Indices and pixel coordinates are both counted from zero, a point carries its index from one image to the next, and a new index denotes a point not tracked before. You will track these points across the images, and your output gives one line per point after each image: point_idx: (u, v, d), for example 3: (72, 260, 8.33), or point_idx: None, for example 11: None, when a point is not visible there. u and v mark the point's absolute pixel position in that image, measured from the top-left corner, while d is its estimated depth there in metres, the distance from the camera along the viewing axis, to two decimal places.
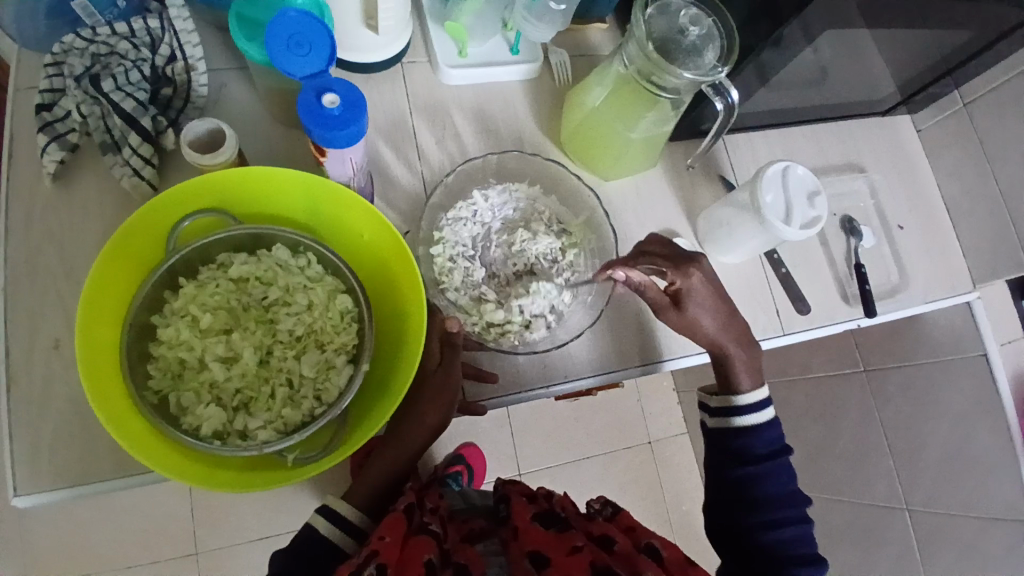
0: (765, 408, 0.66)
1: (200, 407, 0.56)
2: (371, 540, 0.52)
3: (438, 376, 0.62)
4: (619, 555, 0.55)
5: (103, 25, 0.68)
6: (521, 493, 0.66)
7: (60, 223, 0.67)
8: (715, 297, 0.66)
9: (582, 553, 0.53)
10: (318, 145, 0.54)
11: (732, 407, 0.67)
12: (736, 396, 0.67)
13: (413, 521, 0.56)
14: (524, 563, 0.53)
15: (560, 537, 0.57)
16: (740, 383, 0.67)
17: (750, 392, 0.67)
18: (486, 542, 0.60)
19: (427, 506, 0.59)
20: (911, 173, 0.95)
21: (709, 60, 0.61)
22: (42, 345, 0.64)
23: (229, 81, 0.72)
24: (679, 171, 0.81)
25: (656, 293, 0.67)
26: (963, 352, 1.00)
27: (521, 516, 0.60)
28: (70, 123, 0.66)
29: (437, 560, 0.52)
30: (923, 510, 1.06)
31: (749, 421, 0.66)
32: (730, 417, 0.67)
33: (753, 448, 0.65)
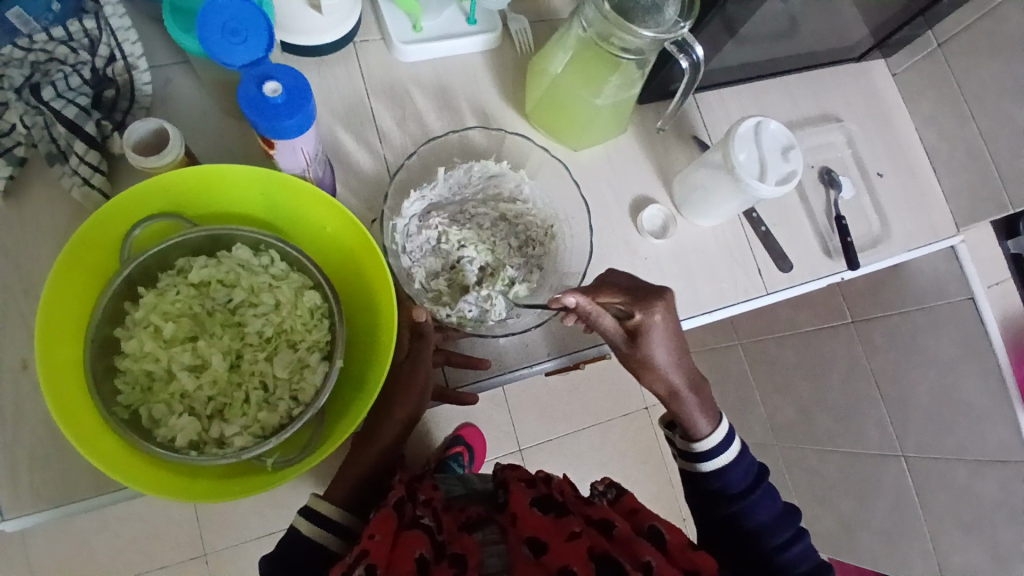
0: (732, 445, 0.63)
1: (173, 418, 0.55)
2: (362, 540, 0.51)
3: (414, 365, 0.61)
4: (619, 542, 0.55)
5: (39, 32, 0.64)
6: (518, 478, 0.65)
7: (10, 238, 0.64)
8: (673, 335, 0.61)
9: (580, 539, 0.53)
10: (265, 137, 0.51)
11: (694, 452, 0.63)
12: (697, 440, 0.63)
13: (405, 516, 0.56)
14: (522, 550, 0.53)
15: (559, 523, 0.56)
16: (698, 428, 0.63)
17: (714, 432, 0.63)
18: (484, 530, 0.60)
19: (417, 500, 0.59)
20: (887, 118, 0.94)
21: (671, 16, 0.58)
22: (8, 368, 0.62)
23: (174, 76, 0.69)
24: (650, 136, 0.78)
25: (614, 326, 0.60)
26: (949, 297, 0.99)
27: (518, 502, 0.59)
28: (16, 137, 0.63)
29: (430, 554, 0.51)
30: (918, 455, 1.07)
31: (714, 465, 0.62)
32: (694, 461, 0.63)
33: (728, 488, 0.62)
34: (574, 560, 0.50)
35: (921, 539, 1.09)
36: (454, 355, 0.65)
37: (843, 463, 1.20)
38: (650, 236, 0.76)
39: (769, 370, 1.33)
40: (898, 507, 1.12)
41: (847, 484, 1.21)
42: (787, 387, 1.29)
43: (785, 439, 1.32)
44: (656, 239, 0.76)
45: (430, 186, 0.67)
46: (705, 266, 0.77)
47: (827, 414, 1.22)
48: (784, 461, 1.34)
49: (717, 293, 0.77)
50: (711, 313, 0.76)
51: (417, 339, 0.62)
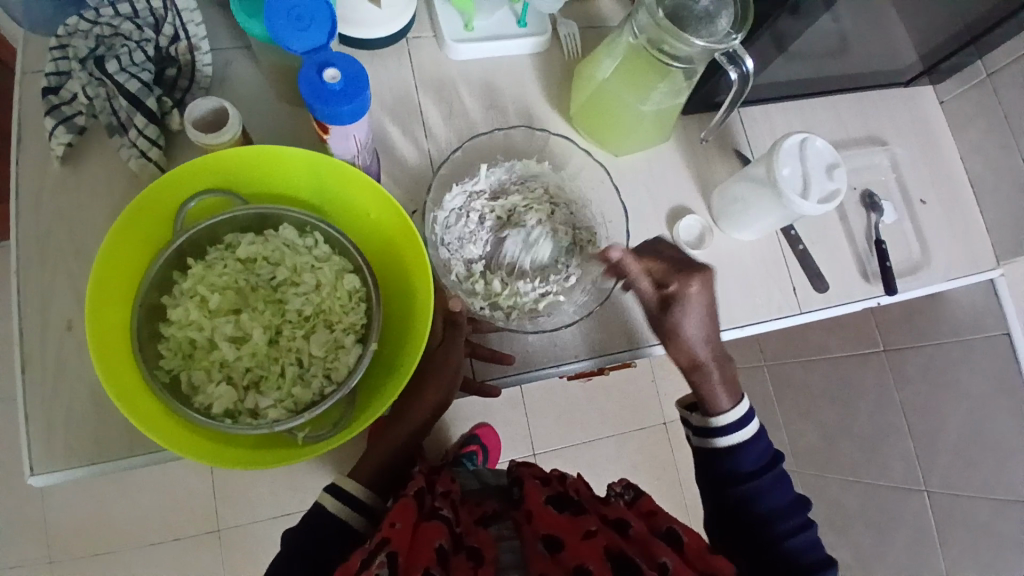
0: (749, 423, 0.62)
1: (210, 385, 0.57)
2: (382, 526, 0.53)
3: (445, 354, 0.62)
4: (636, 541, 0.55)
5: (105, 6, 0.67)
6: (534, 475, 0.66)
7: (69, 203, 0.67)
8: (707, 313, 0.63)
9: (595, 538, 0.53)
10: (320, 121, 0.53)
11: (711, 428, 0.63)
12: (713, 413, 0.63)
13: (425, 506, 0.57)
14: (538, 547, 0.54)
15: (574, 521, 0.56)
16: (719, 404, 0.63)
17: (731, 409, 0.63)
18: (499, 525, 0.61)
19: (436, 492, 0.60)
20: (933, 145, 0.92)
21: (723, 27, 0.59)
22: (56, 327, 0.64)
23: (234, 60, 0.71)
24: (693, 146, 0.79)
25: (648, 290, 0.63)
26: (985, 330, 0.97)
27: (533, 499, 0.60)
28: (77, 106, 0.67)
29: (449, 545, 0.53)
30: (943, 491, 1.04)
31: (733, 440, 0.62)
32: (711, 436, 0.63)
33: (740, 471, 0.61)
34: (590, 558, 0.51)
35: None
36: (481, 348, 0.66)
37: (864, 493, 1.18)
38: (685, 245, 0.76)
39: (794, 393, 1.31)
40: (917, 544, 1.09)
41: (865, 515, 1.18)
42: (811, 411, 1.28)
43: (805, 465, 1.30)
44: (691, 249, 0.76)
45: (473, 181, 0.69)
46: (740, 281, 0.77)
47: (851, 442, 1.20)
48: (803, 487, 1.32)
49: (749, 308, 0.76)
50: (742, 327, 0.75)
51: (449, 329, 0.63)
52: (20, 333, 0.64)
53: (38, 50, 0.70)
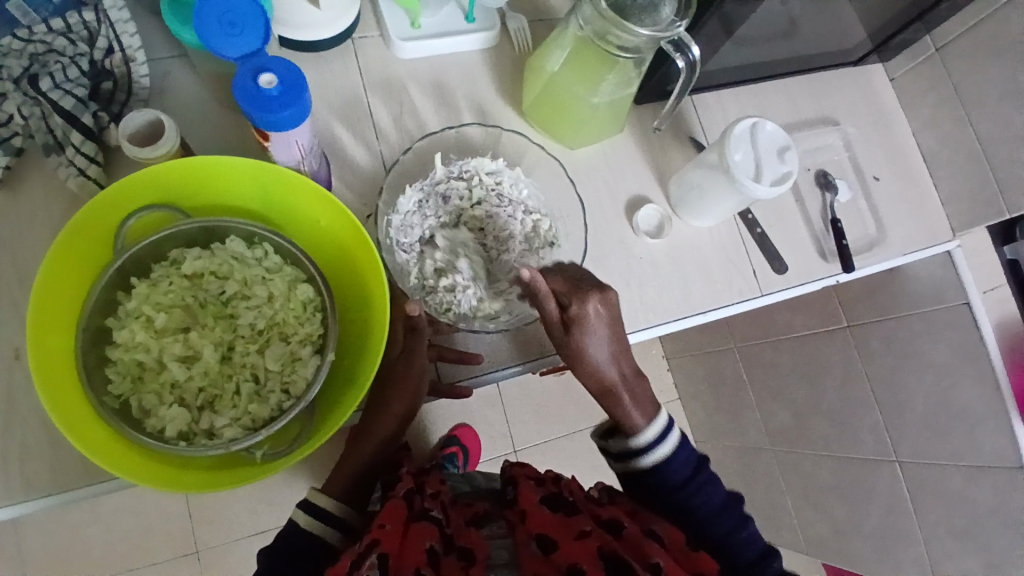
0: (669, 436, 0.63)
1: (163, 408, 0.55)
2: (371, 528, 0.52)
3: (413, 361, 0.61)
4: (627, 542, 0.54)
5: (39, 23, 0.64)
6: (528, 476, 0.65)
7: (6, 229, 0.64)
8: (609, 325, 0.63)
9: (589, 539, 0.52)
10: (261, 129, 0.51)
11: (633, 449, 0.62)
12: (634, 435, 0.63)
13: (414, 507, 0.56)
14: (531, 547, 0.53)
15: (567, 521, 0.56)
16: (635, 420, 0.63)
17: (648, 426, 0.63)
18: (490, 525, 0.60)
19: (426, 493, 0.60)
20: (885, 123, 0.94)
21: (666, 15, 0.58)
22: (2, 357, 0.62)
23: (173, 69, 0.69)
24: (647, 136, 0.79)
25: (552, 314, 0.62)
26: (944, 301, 0.99)
27: (528, 500, 0.59)
28: (13, 127, 0.63)
29: (439, 547, 0.52)
30: (912, 460, 1.07)
31: (655, 455, 0.62)
32: (632, 457, 0.63)
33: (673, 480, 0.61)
34: (583, 558, 0.50)
35: (913, 544, 1.09)
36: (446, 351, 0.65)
37: (837, 468, 1.20)
38: (645, 235, 0.76)
39: (765, 373, 1.33)
40: (891, 515, 1.12)
41: (840, 488, 1.21)
42: (782, 391, 1.30)
43: (780, 444, 1.33)
44: (651, 238, 0.76)
45: (432, 182, 0.67)
46: (702, 267, 0.77)
47: (821, 418, 1.22)
48: (779, 465, 1.34)
49: (712, 295, 0.77)
50: (704, 313, 0.76)
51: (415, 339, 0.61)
52: None
53: None
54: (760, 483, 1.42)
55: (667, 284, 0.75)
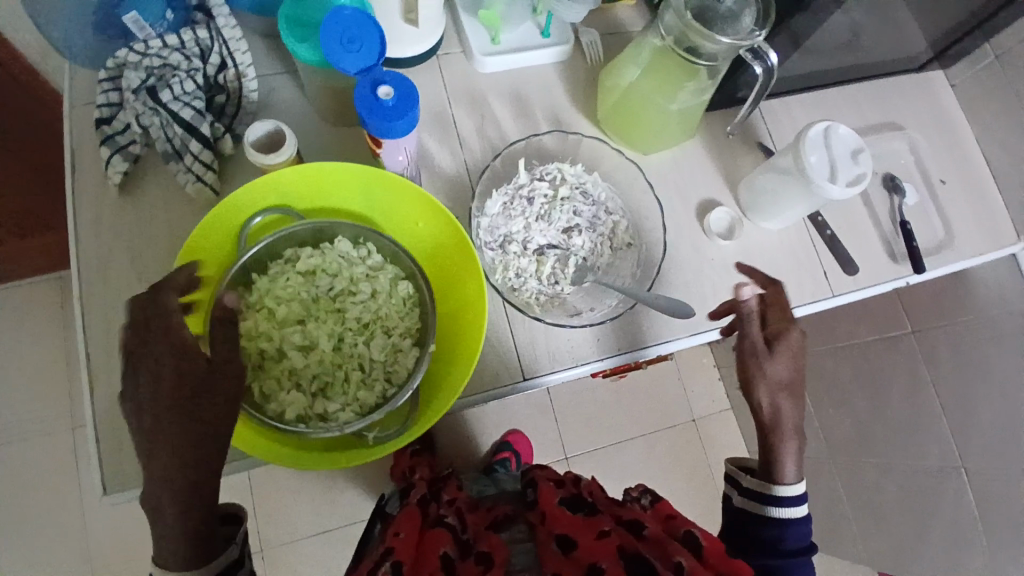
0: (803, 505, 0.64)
1: (282, 393, 0.59)
2: (389, 536, 0.58)
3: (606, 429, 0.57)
4: (651, 541, 0.57)
5: (155, 38, 0.70)
6: (548, 479, 0.69)
7: (127, 229, 0.70)
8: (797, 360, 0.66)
9: (610, 538, 0.56)
10: (374, 136, 0.57)
11: (770, 494, 0.64)
12: (778, 484, 0.65)
13: (431, 516, 0.63)
14: (553, 546, 0.57)
15: (590, 521, 0.59)
16: (784, 474, 0.65)
17: (792, 486, 0.65)
18: (512, 531, 0.64)
19: (444, 501, 0.67)
20: (949, 129, 0.95)
21: (747, 25, 0.62)
22: (123, 348, 0.67)
23: (278, 85, 0.75)
24: (718, 140, 0.82)
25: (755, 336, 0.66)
26: (1010, 306, 0.99)
27: (547, 502, 0.63)
28: (132, 135, 0.70)
29: (455, 552, 0.56)
30: (979, 468, 1.04)
31: (785, 512, 0.64)
32: (767, 505, 0.64)
33: (782, 542, 0.63)
34: (605, 555, 0.54)
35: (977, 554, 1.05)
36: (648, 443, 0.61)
37: (902, 478, 1.19)
38: (717, 238, 0.78)
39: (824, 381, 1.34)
40: (955, 526, 1.08)
41: (905, 499, 1.19)
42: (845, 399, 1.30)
43: (842, 453, 1.32)
44: (723, 240, 0.78)
45: (521, 185, 0.72)
46: (773, 270, 0.79)
47: (885, 427, 1.21)
48: (840, 476, 1.33)
49: (784, 296, 0.79)
50: None
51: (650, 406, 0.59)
52: (87, 356, 0.66)
53: (85, 82, 0.74)
54: (818, 494, 1.41)
55: (739, 286, 0.77)
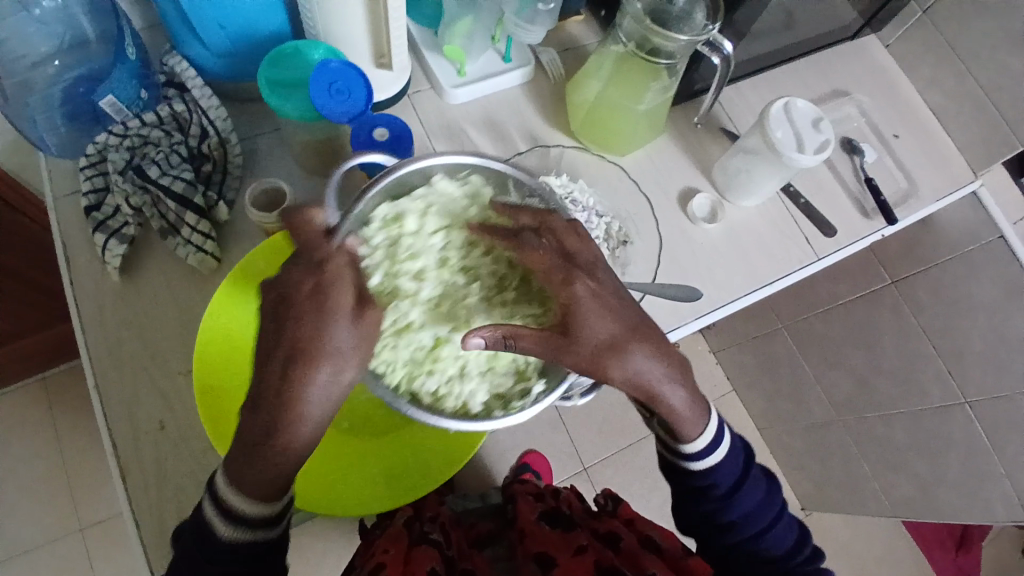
0: (719, 443, 0.60)
1: (457, 387, 0.58)
2: (379, 554, 0.65)
3: (624, 379, 0.54)
4: (626, 553, 0.66)
5: (133, 119, 0.72)
6: (528, 496, 0.81)
7: (134, 311, 0.71)
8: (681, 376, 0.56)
9: (586, 553, 0.65)
10: (375, 179, 0.59)
11: (682, 455, 0.60)
12: (684, 442, 0.59)
13: (416, 532, 0.70)
14: (533, 565, 0.66)
15: (566, 538, 0.69)
16: (687, 432, 0.58)
17: (700, 436, 0.59)
18: (494, 547, 0.76)
19: (425, 518, 0.73)
20: (890, 87, 1.01)
21: (700, 20, 0.66)
22: (146, 429, 0.67)
23: (260, 146, 0.77)
24: (685, 132, 0.86)
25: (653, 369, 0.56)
26: (981, 240, 1.05)
27: (527, 520, 0.74)
28: (123, 218, 0.71)
29: (440, 567, 0.64)
30: (981, 398, 1.09)
31: (706, 463, 0.60)
32: (688, 463, 0.60)
33: (713, 488, 0.61)
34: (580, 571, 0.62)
35: (1000, 482, 1.10)
36: (678, 405, 0.56)
37: (909, 424, 1.23)
38: (701, 222, 0.82)
39: (818, 346, 1.39)
40: (973, 458, 1.13)
41: (917, 444, 1.23)
42: (839, 359, 1.35)
43: (847, 412, 1.36)
44: (707, 224, 0.82)
45: None
46: (759, 243, 0.83)
47: (883, 378, 1.26)
48: (851, 434, 1.37)
49: (775, 266, 0.82)
50: (771, 285, 0.82)
51: (655, 347, 0.55)
52: (113, 445, 0.66)
53: (63, 177, 0.75)
54: (830, 455, 1.44)
55: (732, 264, 0.81)
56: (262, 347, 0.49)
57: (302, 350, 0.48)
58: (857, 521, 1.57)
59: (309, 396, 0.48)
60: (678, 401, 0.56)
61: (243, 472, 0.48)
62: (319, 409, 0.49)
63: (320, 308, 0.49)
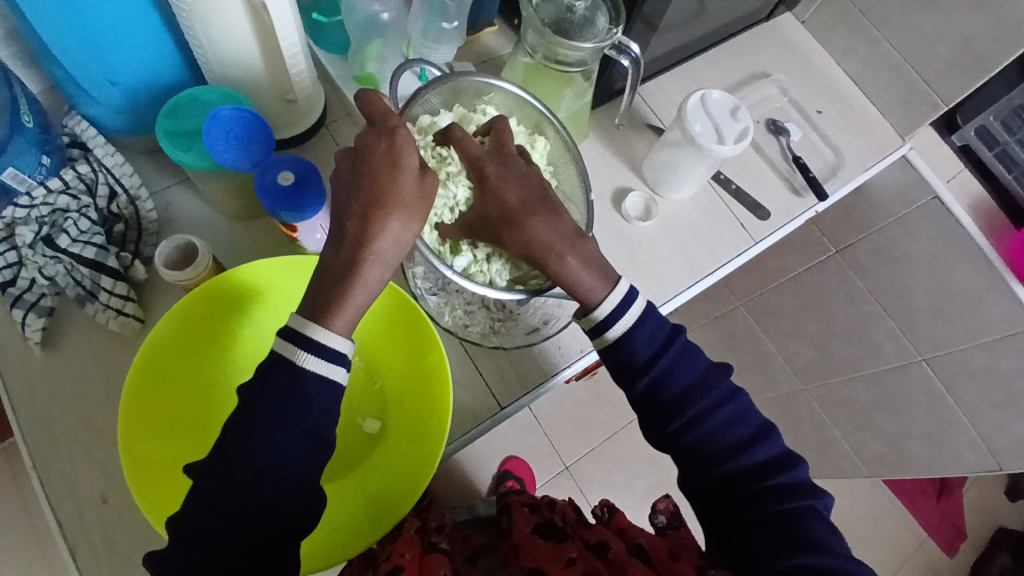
0: (633, 304, 0.58)
1: (487, 265, 0.61)
2: (393, 558, 0.62)
3: (519, 243, 0.56)
4: (614, 562, 0.64)
5: (37, 187, 0.68)
6: (523, 502, 0.77)
7: (62, 385, 0.68)
8: (592, 261, 0.57)
9: (575, 566, 0.62)
10: (288, 222, 0.59)
11: (596, 323, 0.58)
12: (592, 308, 0.58)
13: (426, 542, 0.66)
14: None
15: (558, 549, 0.66)
16: (594, 296, 0.57)
17: (609, 295, 0.57)
18: (488, 558, 0.71)
19: (432, 529, 0.69)
20: (810, 62, 1.03)
21: (603, 26, 0.65)
22: (90, 505, 0.64)
23: (174, 198, 0.75)
24: (610, 132, 0.86)
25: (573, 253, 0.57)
26: (914, 201, 1.07)
27: (522, 531, 0.70)
28: (39, 289, 0.68)
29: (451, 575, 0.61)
30: (934, 353, 1.11)
31: (618, 329, 0.58)
32: (600, 331, 0.58)
33: (635, 358, 0.58)
34: None
35: (965, 431, 1.11)
36: (571, 267, 0.56)
37: (869, 385, 1.25)
38: (636, 220, 0.82)
39: (776, 319, 1.41)
40: (935, 411, 1.14)
41: (880, 404, 1.25)
42: (797, 329, 1.37)
43: (811, 380, 1.38)
44: (642, 221, 0.82)
45: None
46: (696, 233, 0.83)
47: (839, 343, 1.28)
48: (817, 401, 1.39)
49: (713, 254, 0.83)
50: (711, 274, 0.82)
51: (551, 222, 0.56)
52: (57, 525, 0.63)
53: None
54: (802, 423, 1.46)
55: (671, 258, 0.81)
56: (338, 201, 0.50)
57: (377, 197, 0.48)
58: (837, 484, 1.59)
59: (376, 242, 0.48)
60: (575, 269, 0.56)
61: (315, 308, 0.48)
62: (388, 255, 0.49)
63: (393, 166, 0.49)
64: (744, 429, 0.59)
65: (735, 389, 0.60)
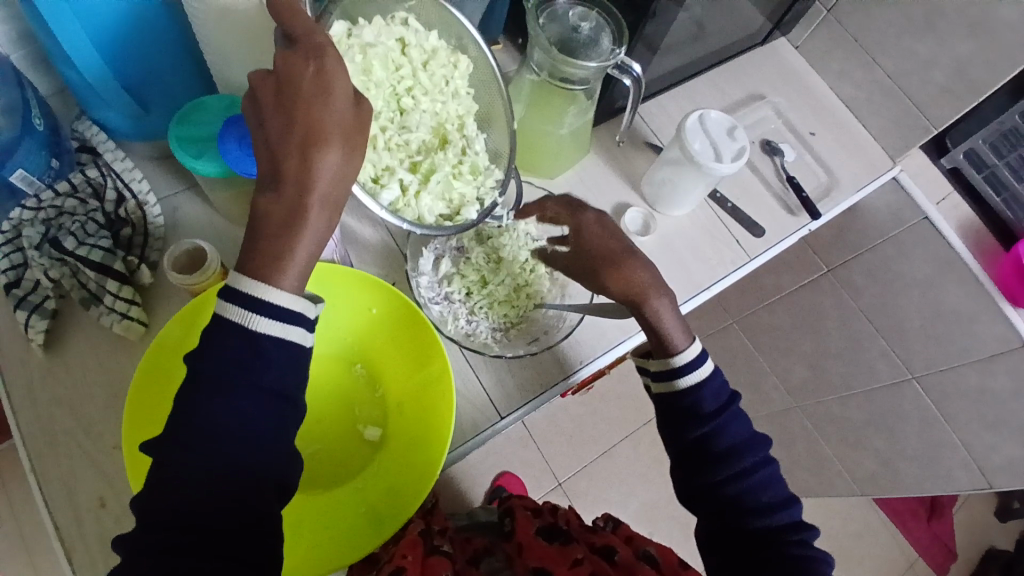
0: (704, 363, 0.63)
1: (415, 201, 0.62)
2: (396, 558, 0.62)
3: (619, 283, 0.64)
4: (621, 565, 0.65)
5: (45, 189, 0.69)
6: (524, 507, 0.79)
7: (62, 388, 0.68)
8: (673, 304, 0.65)
9: (582, 565, 0.64)
10: None
11: (673, 369, 0.63)
12: (674, 356, 0.63)
13: (428, 543, 0.67)
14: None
15: (563, 551, 0.67)
16: (676, 344, 0.64)
17: (688, 348, 0.63)
18: (490, 558, 0.72)
19: (435, 530, 0.71)
20: (804, 85, 1.06)
21: (607, 46, 0.67)
22: (87, 508, 0.64)
23: (181, 203, 0.76)
24: (611, 149, 0.88)
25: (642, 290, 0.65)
26: (905, 222, 1.08)
27: (525, 533, 0.72)
28: (43, 291, 0.68)
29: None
30: (926, 372, 1.12)
31: (692, 379, 0.62)
32: (673, 378, 0.63)
33: (700, 405, 0.62)
34: None
35: (955, 449, 1.13)
36: (657, 308, 0.64)
37: (864, 404, 1.27)
38: (635, 234, 0.84)
39: (770, 336, 1.42)
40: (928, 429, 1.16)
41: (872, 422, 1.27)
42: (791, 347, 1.38)
43: (805, 397, 1.40)
44: (641, 236, 0.84)
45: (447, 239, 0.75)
46: (693, 250, 0.85)
47: (833, 362, 1.29)
48: (811, 419, 1.40)
49: (710, 270, 0.85)
50: (708, 289, 0.84)
51: (644, 266, 0.66)
52: (55, 529, 0.63)
53: None
54: (795, 441, 1.48)
55: (667, 271, 0.83)
56: (265, 134, 0.45)
57: (312, 130, 0.44)
58: (829, 503, 1.60)
59: (316, 181, 0.44)
60: (661, 309, 0.64)
61: (254, 264, 0.45)
62: (331, 194, 0.45)
63: (324, 94, 0.44)
64: (777, 491, 0.61)
65: (770, 454, 0.63)
